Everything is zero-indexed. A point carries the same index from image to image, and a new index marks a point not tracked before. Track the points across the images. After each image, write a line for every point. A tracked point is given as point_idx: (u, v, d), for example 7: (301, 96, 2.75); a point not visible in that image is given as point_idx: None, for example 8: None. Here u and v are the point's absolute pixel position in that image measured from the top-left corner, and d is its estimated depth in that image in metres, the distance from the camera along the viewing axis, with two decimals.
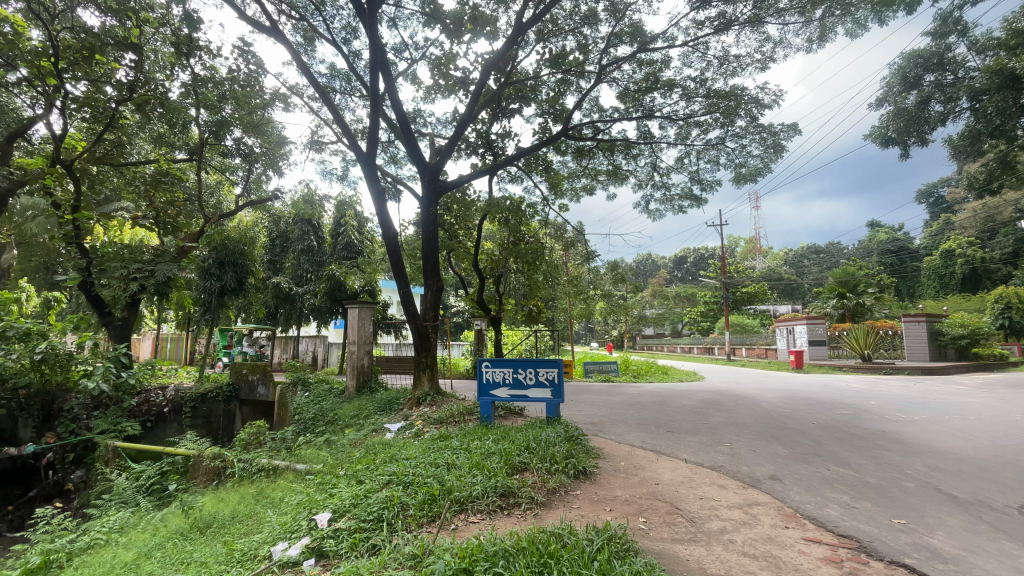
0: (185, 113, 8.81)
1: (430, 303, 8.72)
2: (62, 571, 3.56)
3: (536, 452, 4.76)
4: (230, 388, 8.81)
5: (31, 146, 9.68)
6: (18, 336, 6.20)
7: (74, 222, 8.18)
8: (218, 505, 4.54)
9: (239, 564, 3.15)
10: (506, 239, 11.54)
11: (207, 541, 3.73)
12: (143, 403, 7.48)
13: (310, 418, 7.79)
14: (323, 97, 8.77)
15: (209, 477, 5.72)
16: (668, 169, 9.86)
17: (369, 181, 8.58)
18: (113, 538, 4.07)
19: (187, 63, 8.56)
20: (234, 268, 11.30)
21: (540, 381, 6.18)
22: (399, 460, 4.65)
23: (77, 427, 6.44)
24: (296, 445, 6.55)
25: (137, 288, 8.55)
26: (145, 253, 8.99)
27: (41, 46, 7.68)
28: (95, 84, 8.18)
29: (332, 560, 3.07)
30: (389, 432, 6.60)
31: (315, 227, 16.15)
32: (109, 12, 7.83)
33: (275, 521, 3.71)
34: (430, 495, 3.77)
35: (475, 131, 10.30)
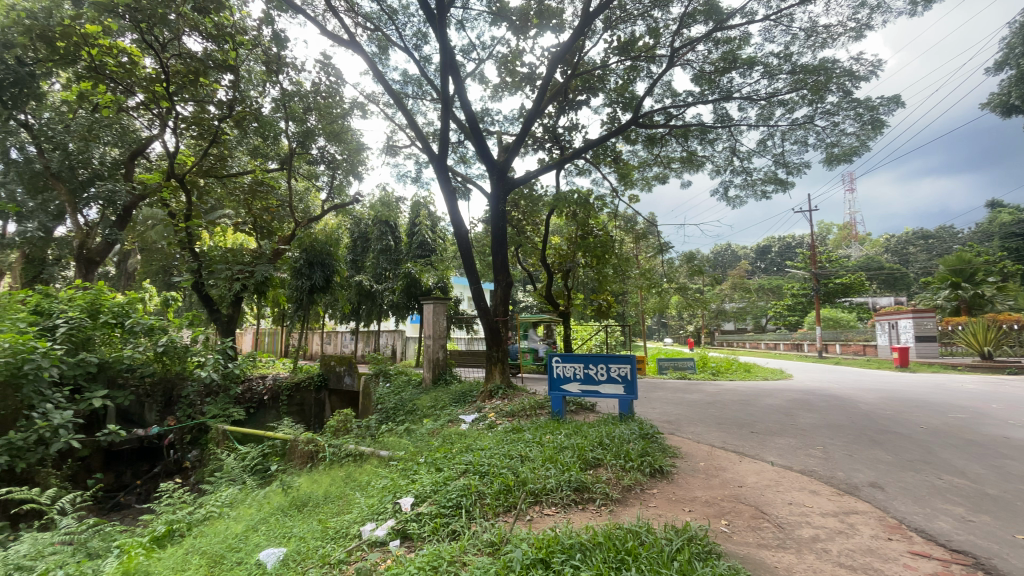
0: (276, 126, 9.60)
1: (500, 298, 8.85)
2: (183, 541, 4.03)
3: (609, 448, 4.70)
4: (320, 378, 9.50)
5: (150, 163, 11.08)
6: (143, 330, 7.00)
7: (187, 230, 9.27)
8: (312, 486, 4.92)
9: (333, 540, 3.41)
10: (574, 234, 11.45)
11: (305, 518, 4.05)
12: (247, 391, 8.29)
13: (390, 408, 8.22)
14: (396, 102, 9.17)
15: (304, 460, 6.14)
16: (749, 152, 9.28)
17: (441, 181, 8.87)
18: (224, 512, 4.53)
19: (277, 79, 9.46)
20: (322, 267, 11.83)
21: (612, 376, 6.05)
22: (475, 450, 4.80)
23: (193, 412, 7.32)
24: (378, 433, 6.94)
25: (240, 287, 9.48)
26: (246, 255, 9.93)
27: (154, 73, 8.65)
28: (200, 105, 9.23)
29: (416, 542, 3.23)
30: (464, 423, 6.81)
31: (392, 227, 16.95)
32: (210, 38, 8.63)
33: (363, 502, 3.96)
34: (506, 485, 3.84)
35: (542, 126, 10.31)
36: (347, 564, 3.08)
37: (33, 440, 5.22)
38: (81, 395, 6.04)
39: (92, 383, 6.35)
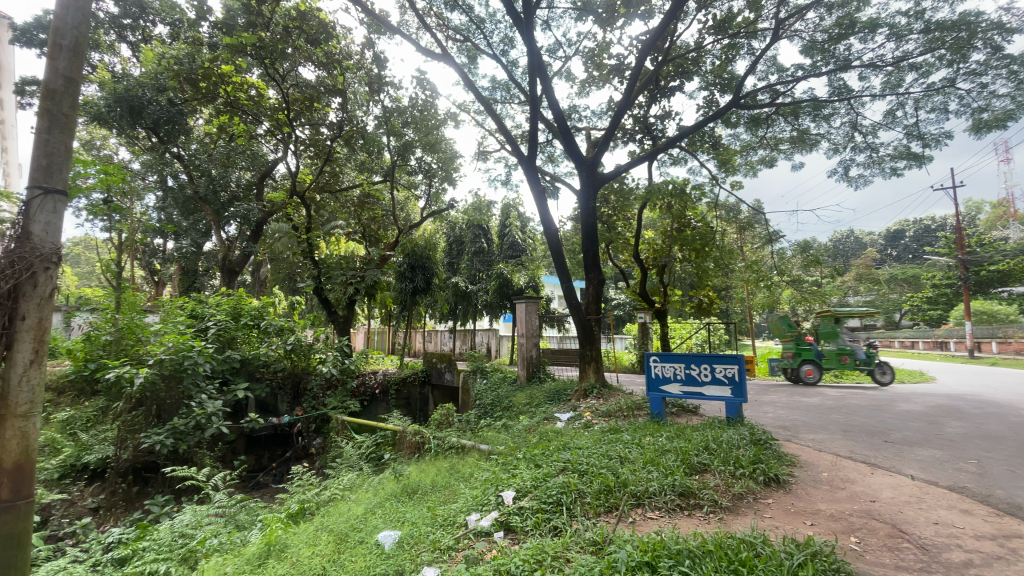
0: (379, 141, 10.38)
1: (593, 295, 8.73)
2: (307, 522, 4.47)
3: (717, 453, 4.44)
4: (423, 373, 10.11)
5: (276, 182, 12.52)
6: (276, 330, 7.96)
7: (309, 240, 10.38)
8: (421, 474, 5.26)
9: (442, 527, 3.61)
10: (670, 227, 10.98)
11: (415, 504, 4.34)
12: (361, 385, 9.02)
13: (488, 403, 8.52)
14: (486, 108, 9.47)
15: (412, 450, 6.55)
16: (873, 126, 8.26)
17: (532, 182, 9.01)
18: (345, 495, 4.99)
19: (379, 97, 10.25)
20: (423, 271, 12.35)
21: (717, 377, 5.72)
22: (573, 448, 4.80)
23: (317, 403, 8.18)
24: (478, 428, 7.21)
25: (353, 291, 10.43)
26: (357, 261, 10.86)
27: (277, 102, 9.75)
28: (314, 127, 10.23)
29: (519, 535, 3.32)
30: (559, 422, 6.83)
31: (485, 229, 17.48)
32: (321, 66, 9.55)
33: (467, 493, 4.15)
34: (606, 486, 3.79)
35: (633, 117, 10.04)
36: (455, 551, 3.25)
37: (192, 425, 6.16)
38: (227, 388, 7.01)
39: (235, 377, 7.33)
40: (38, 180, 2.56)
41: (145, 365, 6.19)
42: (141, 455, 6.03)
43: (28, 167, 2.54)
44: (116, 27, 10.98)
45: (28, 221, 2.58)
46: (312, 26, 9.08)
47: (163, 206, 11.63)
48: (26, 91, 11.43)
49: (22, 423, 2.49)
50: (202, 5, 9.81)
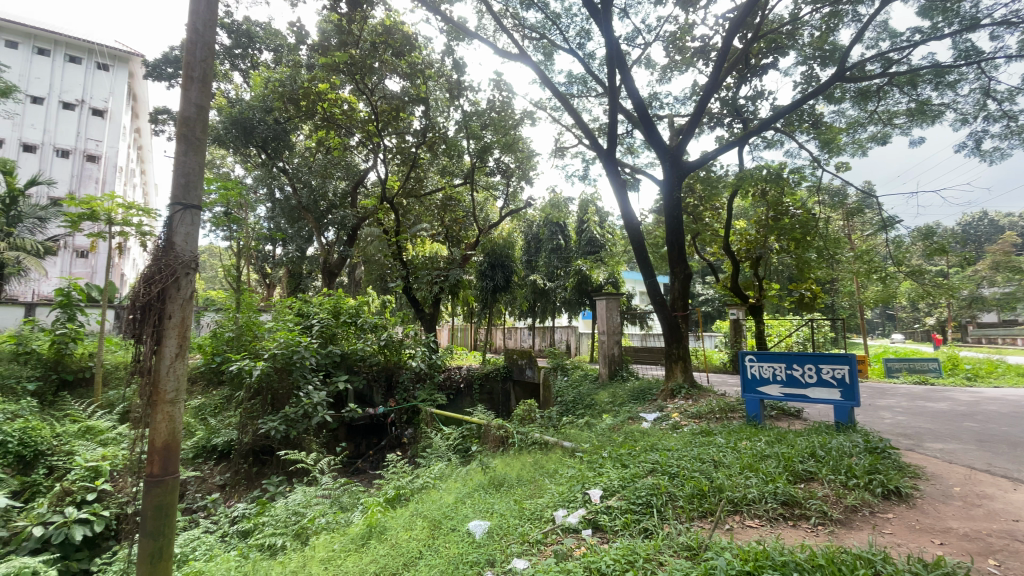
0: (459, 145, 10.72)
1: (679, 291, 8.39)
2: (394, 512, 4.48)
3: (825, 461, 4.06)
4: (505, 369, 10.23)
5: (367, 189, 13.40)
6: (370, 327, 8.56)
7: (397, 243, 11.01)
8: (506, 467, 5.37)
9: (530, 521, 3.67)
10: (764, 215, 10.19)
11: (503, 497, 4.44)
12: (447, 378, 9.51)
13: (570, 401, 8.49)
14: (564, 105, 9.40)
15: (496, 444, 6.71)
16: (1013, 90, 7.08)
17: (612, 176, 8.82)
18: (436, 483, 5.23)
19: (458, 102, 10.60)
20: (503, 269, 12.66)
21: (824, 379, 5.22)
22: (661, 450, 4.64)
23: (407, 395, 8.64)
24: (561, 424, 7.21)
25: (438, 290, 10.93)
26: (441, 261, 11.32)
27: (367, 115, 10.43)
28: (401, 135, 10.80)
29: (608, 534, 3.28)
30: (645, 421, 6.66)
31: (562, 226, 17.27)
32: (405, 76, 10.03)
33: (553, 489, 4.17)
34: (700, 490, 3.62)
35: (720, 101, 9.47)
36: (544, 545, 3.28)
37: (301, 412, 6.78)
38: (329, 380, 7.64)
39: (336, 370, 7.96)
40: (178, 197, 2.68)
41: (261, 358, 6.93)
42: (259, 439, 6.72)
43: (171, 185, 2.67)
44: (229, 57, 12.34)
45: (169, 234, 2.71)
46: (397, 39, 9.61)
47: (272, 216, 12.92)
48: (162, 121, 13.24)
49: (170, 408, 2.62)
50: (300, 30, 10.75)
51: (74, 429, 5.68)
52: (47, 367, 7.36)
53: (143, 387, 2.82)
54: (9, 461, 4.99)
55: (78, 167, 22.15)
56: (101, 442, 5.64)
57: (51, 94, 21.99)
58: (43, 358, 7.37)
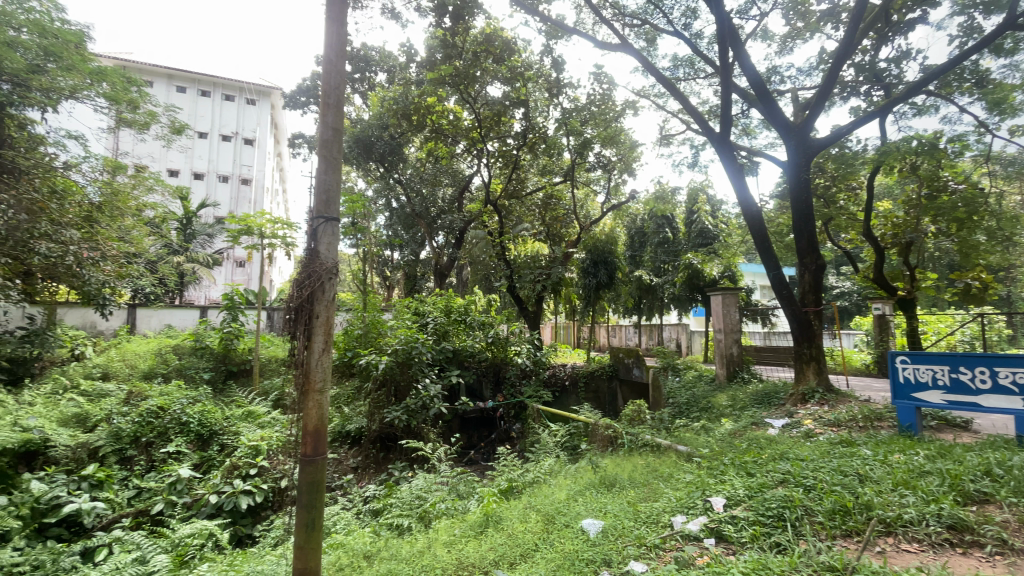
0: (559, 143, 10.74)
1: (810, 284, 7.60)
2: (510, 501, 4.79)
3: (1006, 481, 3.40)
4: (611, 368, 10.03)
5: (472, 193, 13.99)
6: (478, 324, 8.97)
7: (502, 243, 11.34)
8: (617, 468, 5.28)
9: (646, 524, 3.57)
10: (915, 192, 8.78)
11: (615, 497, 4.37)
12: (552, 375, 9.58)
13: (683, 402, 8.09)
14: (670, 91, 8.96)
15: (605, 443, 6.62)
16: None
17: (726, 161, 8.22)
18: (547, 479, 5.29)
19: (558, 101, 10.65)
20: (607, 265, 11.36)
21: (1001, 386, 4.38)
22: (793, 459, 4.23)
23: (514, 391, 8.89)
24: (674, 427, 6.89)
25: (541, 288, 11.07)
26: (544, 260, 11.44)
27: (471, 122, 10.88)
28: (502, 139, 11.13)
29: (734, 546, 3.09)
30: (771, 428, 6.11)
31: (670, 218, 16.34)
32: (506, 81, 10.29)
33: (670, 494, 4.01)
34: (842, 506, 3.24)
35: (854, 67, 8.37)
36: (663, 550, 3.18)
37: (420, 403, 7.31)
38: (443, 374, 8.12)
39: (449, 365, 8.44)
40: (320, 210, 3.02)
41: (385, 353, 7.60)
42: (384, 427, 7.36)
43: (314, 201, 3.01)
44: (350, 82, 13.65)
45: (315, 244, 3.07)
46: (497, 46, 9.95)
47: (390, 224, 14.10)
48: (298, 144, 15.03)
49: (319, 396, 2.97)
50: (409, 50, 11.53)
51: (238, 412, 6.71)
52: (217, 360, 8.76)
53: (297, 377, 3.22)
54: (192, 437, 6.03)
55: (235, 190, 26.10)
56: (259, 425, 6.59)
57: (213, 129, 25.94)
58: (215, 352, 8.78)
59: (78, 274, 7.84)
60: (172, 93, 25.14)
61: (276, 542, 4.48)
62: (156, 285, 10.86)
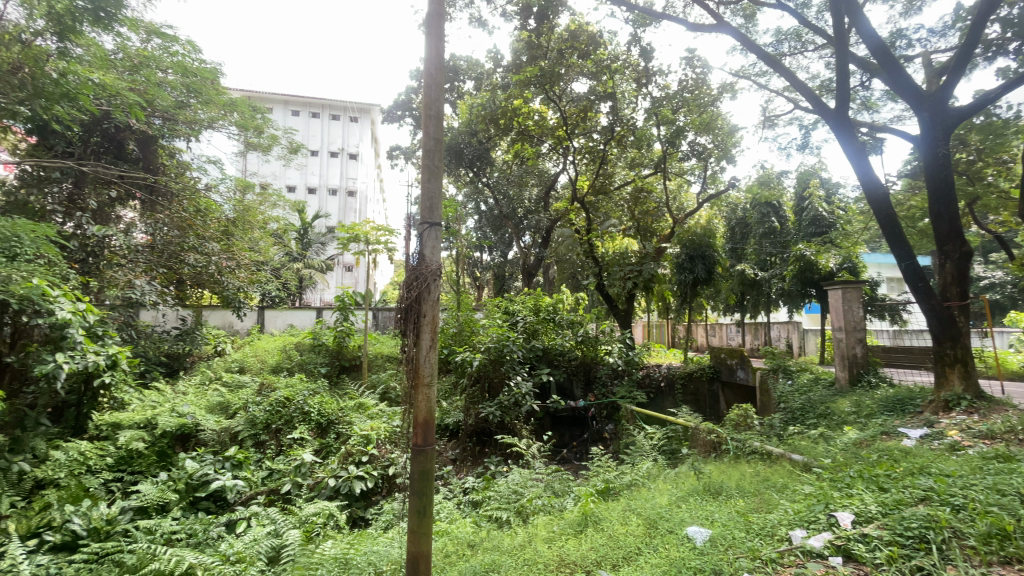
0: (649, 134, 10.36)
1: (954, 275, 6.62)
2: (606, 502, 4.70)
3: None
4: (712, 369, 9.45)
5: (559, 192, 13.99)
6: (568, 323, 8.92)
7: (590, 241, 11.20)
8: (723, 475, 4.97)
9: (760, 536, 3.33)
10: None
11: (722, 506, 4.12)
12: (646, 376, 9.26)
13: (796, 408, 7.41)
14: (775, 68, 8.23)
15: (707, 449, 6.29)
16: None
17: (844, 140, 7.39)
18: (646, 482, 5.12)
19: (647, 90, 10.28)
20: (703, 259, 11.20)
21: None
22: (936, 475, 3.70)
23: (606, 391, 8.70)
24: (786, 435, 6.33)
25: (633, 285, 10.76)
26: (635, 256, 11.12)
27: (557, 121, 10.88)
28: (589, 135, 10.98)
29: (865, 567, 2.78)
30: (907, 439, 5.37)
31: (775, 206, 14.92)
32: (591, 75, 10.15)
33: (787, 506, 3.70)
34: (1002, 530, 2.78)
35: (1005, 20, 7.11)
36: (781, 566, 2.95)
37: (512, 400, 7.45)
38: (534, 372, 8.20)
39: (539, 364, 8.50)
40: (424, 217, 3.19)
41: (478, 351, 7.89)
42: (480, 422, 7.60)
43: (419, 208, 3.19)
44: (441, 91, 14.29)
45: (421, 248, 3.25)
46: (581, 41, 9.84)
47: (480, 225, 14.66)
48: (396, 156, 16.03)
49: (427, 389, 3.15)
50: (496, 55, 11.78)
51: (350, 404, 7.31)
52: (331, 356, 9.63)
53: (406, 372, 3.44)
54: (313, 425, 6.68)
55: (342, 201, 28.55)
56: (369, 416, 7.14)
57: (322, 146, 28.48)
58: (329, 349, 9.65)
59: (218, 280, 9.03)
60: (288, 117, 28.08)
61: (387, 526, 4.83)
62: (280, 289, 12.22)
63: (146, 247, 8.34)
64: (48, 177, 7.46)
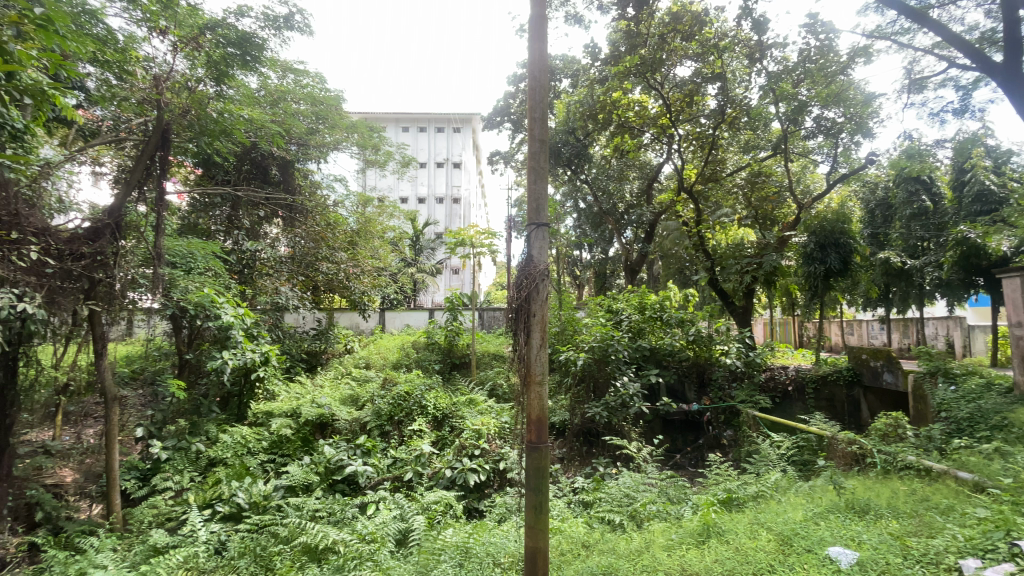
0: (765, 113, 9.49)
1: None
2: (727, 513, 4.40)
3: None
4: (851, 373, 8.34)
5: (664, 184, 13.39)
6: (677, 321, 8.44)
7: (700, 233, 10.57)
8: (869, 492, 4.38)
9: (921, 564, 2.90)
10: None
11: (870, 526, 3.64)
12: (770, 379, 8.60)
13: (964, 418, 6.13)
14: (921, 22, 7.08)
15: (847, 462, 5.62)
16: None
17: (1018, 99, 6.13)
18: (775, 494, 4.68)
19: (761, 66, 9.41)
20: (838, 248, 9.42)
21: None
22: None
23: (723, 394, 8.09)
24: (951, 449, 5.39)
25: (751, 279, 9.95)
26: (752, 247, 10.26)
27: (660, 109, 10.40)
28: (695, 121, 10.37)
29: None
30: None
31: (927, 182, 12.83)
32: (696, 57, 9.59)
33: (955, 531, 3.17)
34: None
35: None
36: None
37: (619, 401, 7.24)
38: (642, 372, 7.93)
39: (647, 364, 8.20)
40: (531, 218, 3.25)
41: (583, 351, 7.80)
42: (586, 422, 7.54)
43: (526, 210, 3.25)
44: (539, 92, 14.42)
45: (529, 249, 3.30)
46: (685, 22, 9.29)
47: (581, 223, 14.61)
48: (496, 160, 16.50)
49: (539, 387, 3.18)
50: (593, 49, 11.58)
51: (462, 399, 7.68)
52: (443, 353, 10.24)
53: (518, 370, 3.51)
54: (430, 418, 7.14)
55: (449, 208, 30.14)
56: (479, 411, 7.45)
57: (430, 159, 30.31)
58: (441, 346, 10.26)
59: (347, 286, 10.05)
60: (399, 133, 30.34)
61: (501, 519, 4.97)
62: (397, 292, 13.26)
63: (288, 259, 9.46)
64: (211, 202, 8.89)
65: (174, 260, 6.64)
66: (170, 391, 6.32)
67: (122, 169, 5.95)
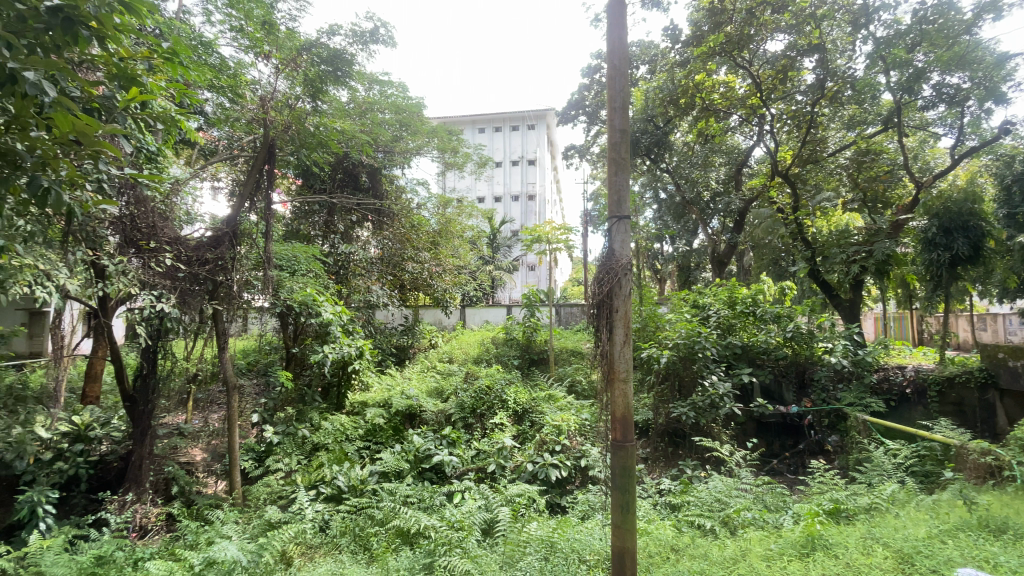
0: (873, 84, 8.53)
1: None
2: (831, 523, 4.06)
3: None
4: (987, 375, 7.24)
5: (753, 169, 12.50)
6: (772, 317, 7.84)
7: (797, 220, 9.76)
8: (1010, 510, 3.82)
9: None
10: None
11: (1013, 548, 3.17)
12: (883, 381, 7.78)
13: None
14: None
15: (980, 476, 4.93)
16: None
17: None
18: (891, 507, 4.23)
19: (867, 32, 8.46)
20: (968, 231, 8.23)
21: None
22: None
23: (827, 397, 7.45)
24: None
25: (859, 269, 9.00)
26: (859, 234, 9.29)
27: (748, 89, 9.73)
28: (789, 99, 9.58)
29: None
30: None
31: None
32: (790, 30, 8.85)
33: None
34: None
35: None
36: None
37: (708, 402, 6.91)
38: (733, 371, 7.48)
39: (739, 362, 7.74)
40: (612, 211, 3.18)
41: (666, 348, 7.53)
42: (671, 422, 7.28)
43: (607, 204, 3.20)
44: None
45: (610, 242, 3.23)
46: None
47: (662, 214, 14.05)
48: (571, 155, 16.36)
49: (624, 385, 3.12)
50: (673, 33, 11.09)
51: (542, 395, 7.73)
52: (523, 349, 10.37)
53: (600, 366, 3.46)
54: (511, 412, 7.26)
55: (525, 205, 30.40)
56: (559, 407, 7.45)
57: (506, 157, 30.75)
58: (521, 342, 10.41)
59: (430, 284, 10.50)
60: (476, 134, 31.10)
61: (585, 516, 4.95)
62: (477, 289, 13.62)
63: (377, 259, 9.79)
64: (311, 210, 9.75)
65: (281, 263, 7.33)
66: (280, 381, 6.99)
67: (236, 183, 6.65)
